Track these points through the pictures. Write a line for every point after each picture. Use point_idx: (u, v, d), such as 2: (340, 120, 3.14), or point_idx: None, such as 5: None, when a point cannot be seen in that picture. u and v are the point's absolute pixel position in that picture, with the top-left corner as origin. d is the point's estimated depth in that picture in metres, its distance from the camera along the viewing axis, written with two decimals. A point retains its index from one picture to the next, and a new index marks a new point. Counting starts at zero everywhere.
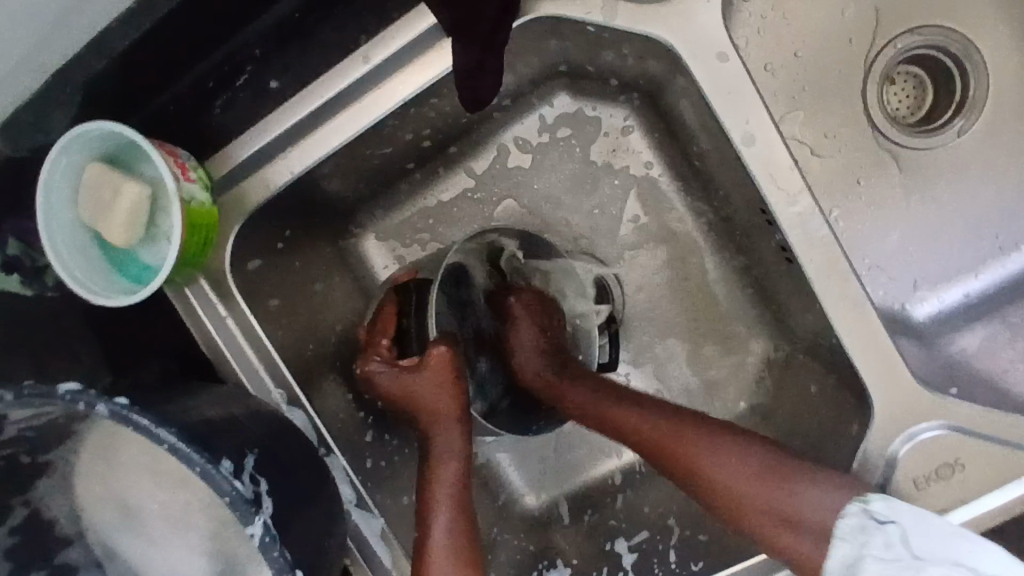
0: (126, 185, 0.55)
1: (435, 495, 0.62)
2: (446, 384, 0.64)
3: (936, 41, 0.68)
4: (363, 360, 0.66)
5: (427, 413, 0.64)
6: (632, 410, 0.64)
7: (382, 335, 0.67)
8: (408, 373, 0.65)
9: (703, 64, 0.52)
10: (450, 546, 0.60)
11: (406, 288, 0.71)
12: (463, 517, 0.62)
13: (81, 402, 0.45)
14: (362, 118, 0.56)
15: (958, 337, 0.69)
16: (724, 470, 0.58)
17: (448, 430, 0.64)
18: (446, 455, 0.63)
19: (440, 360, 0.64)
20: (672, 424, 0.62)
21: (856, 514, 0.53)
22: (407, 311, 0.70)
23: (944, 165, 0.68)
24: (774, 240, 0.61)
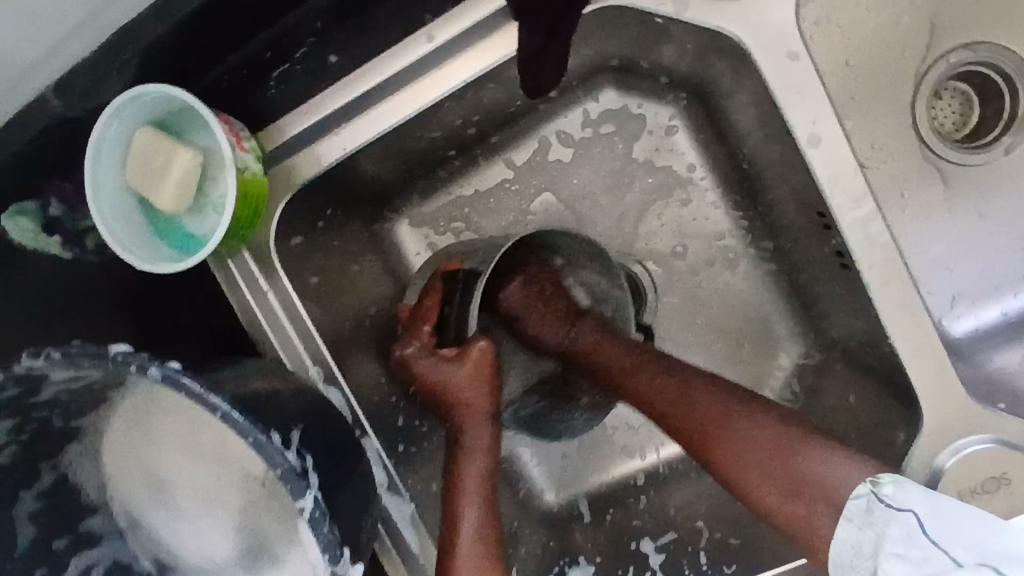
0: (178, 151, 0.55)
1: (462, 489, 0.61)
2: (483, 378, 0.63)
3: (987, 59, 0.67)
4: (403, 343, 0.65)
5: (460, 406, 0.63)
6: (641, 367, 0.64)
7: (426, 319, 0.65)
8: (447, 364, 0.63)
9: (772, 61, 0.52)
10: (477, 539, 0.59)
11: (454, 276, 0.68)
12: (491, 511, 0.61)
13: (132, 363, 0.45)
14: (419, 98, 0.56)
15: (995, 355, 0.69)
16: (739, 429, 0.58)
17: (478, 426, 0.63)
18: (475, 451, 0.62)
19: (481, 355, 0.63)
20: (684, 386, 0.61)
21: (865, 497, 0.52)
22: (451, 297, 0.68)
23: (991, 181, 0.68)
24: (828, 243, 0.61)
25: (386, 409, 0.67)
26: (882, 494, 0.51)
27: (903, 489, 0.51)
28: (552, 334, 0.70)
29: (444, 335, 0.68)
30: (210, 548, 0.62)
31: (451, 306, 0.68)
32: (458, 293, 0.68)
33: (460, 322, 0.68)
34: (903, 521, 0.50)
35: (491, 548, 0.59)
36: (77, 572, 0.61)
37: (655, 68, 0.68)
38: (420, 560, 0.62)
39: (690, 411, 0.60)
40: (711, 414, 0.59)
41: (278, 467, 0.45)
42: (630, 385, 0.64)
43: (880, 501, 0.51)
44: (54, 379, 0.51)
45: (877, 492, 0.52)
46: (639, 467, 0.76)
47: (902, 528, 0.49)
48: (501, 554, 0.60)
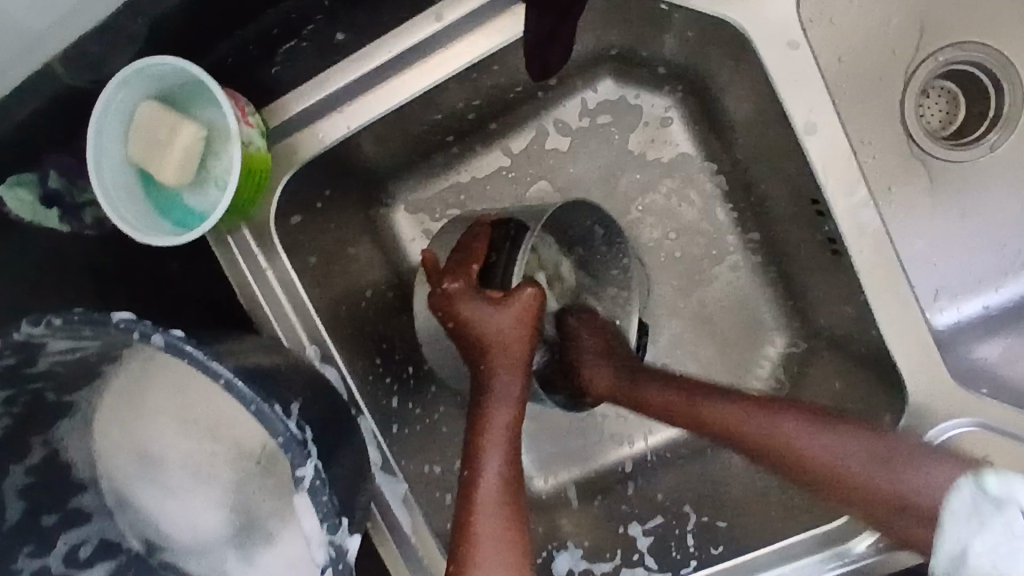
0: (183, 125, 0.55)
1: (488, 435, 0.60)
2: (525, 326, 0.61)
3: (975, 58, 0.69)
4: (448, 279, 0.62)
5: (496, 353, 0.61)
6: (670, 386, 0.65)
7: (472, 261, 0.62)
8: (492, 306, 0.61)
9: (773, 51, 0.53)
10: (499, 489, 0.58)
11: (505, 225, 0.65)
12: (514, 458, 0.60)
13: (135, 330, 0.44)
14: (426, 77, 0.56)
15: (979, 346, 0.71)
16: (814, 446, 0.58)
17: (510, 375, 0.61)
18: (503, 399, 0.61)
19: (530, 300, 0.61)
20: (768, 414, 0.60)
21: (969, 492, 0.47)
22: (499, 246, 0.65)
23: (974, 177, 0.70)
24: (820, 231, 0.62)
25: (380, 390, 0.67)
26: (984, 489, 0.46)
27: (1008, 481, 0.45)
28: (604, 373, 0.67)
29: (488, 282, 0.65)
30: (198, 529, 0.62)
31: (498, 255, 0.65)
32: (506, 244, 0.65)
33: (506, 273, 0.65)
34: (1011, 517, 0.45)
35: (511, 504, 0.58)
36: (66, 550, 0.59)
37: (653, 58, 0.69)
38: (413, 540, 0.62)
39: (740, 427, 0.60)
40: (797, 433, 0.58)
41: (279, 436, 0.45)
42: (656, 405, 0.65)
43: (987, 496, 0.46)
44: (51, 350, 0.50)
45: (980, 488, 0.47)
46: (628, 455, 0.77)
47: (1010, 525, 0.44)
48: (522, 509, 0.59)
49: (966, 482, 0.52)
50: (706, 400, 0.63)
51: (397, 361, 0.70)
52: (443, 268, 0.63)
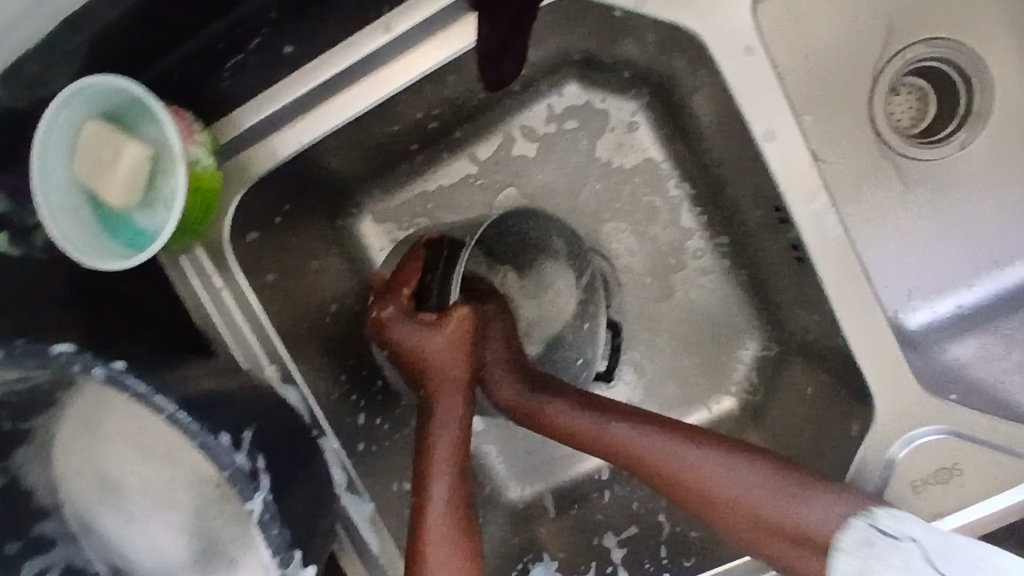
0: (127, 144, 0.53)
1: (433, 460, 0.61)
2: (462, 348, 0.63)
3: (943, 55, 0.68)
4: (379, 306, 0.64)
5: (437, 374, 0.63)
6: (594, 421, 0.62)
7: (403, 285, 0.65)
8: (425, 329, 0.63)
9: (730, 58, 0.52)
10: (446, 514, 0.60)
11: (438, 243, 0.65)
12: (462, 482, 0.61)
13: (76, 363, 0.44)
14: (382, 86, 0.55)
15: (952, 346, 0.70)
16: (715, 471, 0.58)
17: (452, 398, 0.63)
18: (449, 424, 0.62)
19: (463, 322, 0.63)
20: (671, 441, 0.60)
21: (862, 530, 0.53)
22: (434, 266, 0.66)
23: (945, 175, 0.69)
24: (784, 238, 0.61)
25: (348, 408, 0.66)
26: (878, 524, 0.53)
27: (900, 520, 0.52)
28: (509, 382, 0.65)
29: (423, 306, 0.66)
30: (166, 553, 0.60)
31: (432, 276, 0.66)
32: (440, 264, 0.66)
33: (442, 293, 0.66)
34: (905, 552, 0.50)
35: (461, 527, 0.60)
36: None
37: (617, 63, 0.68)
38: (381, 559, 0.62)
39: (654, 450, 0.60)
40: (699, 454, 0.59)
41: (227, 469, 0.44)
42: (567, 432, 0.63)
43: (879, 532, 0.52)
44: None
45: (872, 523, 0.53)
46: (605, 462, 0.76)
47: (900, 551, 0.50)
48: (473, 526, 0.61)
49: (858, 517, 0.54)
50: (602, 425, 0.62)
51: (363, 375, 0.69)
52: (377, 296, 0.65)
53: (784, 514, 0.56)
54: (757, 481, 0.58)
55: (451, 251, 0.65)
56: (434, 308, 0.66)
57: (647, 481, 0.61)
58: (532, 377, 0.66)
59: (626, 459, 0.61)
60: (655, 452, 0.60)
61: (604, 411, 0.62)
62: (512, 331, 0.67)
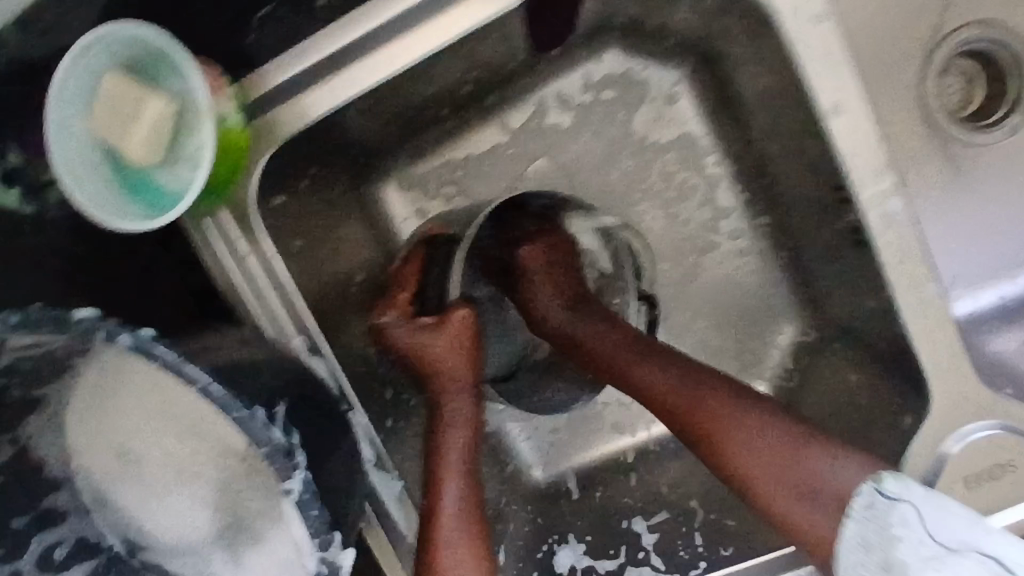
0: (151, 95, 0.50)
1: (445, 468, 0.61)
2: (461, 348, 0.65)
3: (1002, 33, 0.65)
4: (379, 313, 0.65)
5: (441, 374, 0.65)
6: (656, 361, 0.62)
7: (402, 291, 0.67)
8: (425, 331, 0.65)
9: (798, 24, 0.49)
10: (456, 515, 0.59)
11: (434, 243, 0.71)
12: (472, 479, 0.61)
13: (102, 330, 0.41)
14: (416, 46, 0.51)
15: (995, 337, 0.67)
16: (731, 411, 0.58)
17: (456, 400, 0.64)
18: (454, 422, 0.63)
19: (462, 320, 0.66)
20: (681, 375, 0.61)
21: (867, 494, 0.54)
22: (430, 270, 0.71)
23: (996, 159, 0.67)
24: (841, 221, 0.58)
25: (373, 382, 0.64)
26: (883, 491, 0.53)
27: (902, 484, 0.52)
28: (555, 313, 0.70)
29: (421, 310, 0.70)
30: (182, 530, 0.58)
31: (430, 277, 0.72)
32: (437, 264, 0.72)
33: (439, 292, 0.72)
34: (903, 513, 0.52)
35: (473, 520, 0.60)
36: (41, 551, 0.58)
37: (663, 29, 0.64)
38: (408, 540, 0.60)
39: (668, 388, 0.61)
40: (713, 397, 0.59)
41: (263, 446, 0.41)
42: (622, 373, 0.64)
43: (881, 496, 0.53)
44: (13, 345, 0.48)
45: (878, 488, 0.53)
46: (629, 445, 0.74)
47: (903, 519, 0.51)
48: (483, 527, 0.60)
49: (865, 484, 0.54)
50: (633, 358, 0.63)
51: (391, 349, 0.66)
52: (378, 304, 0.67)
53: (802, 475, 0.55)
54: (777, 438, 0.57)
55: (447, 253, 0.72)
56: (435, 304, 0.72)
57: (687, 440, 0.60)
58: (574, 304, 0.70)
59: (670, 406, 0.60)
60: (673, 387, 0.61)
61: (660, 352, 0.63)
62: (557, 250, 0.72)
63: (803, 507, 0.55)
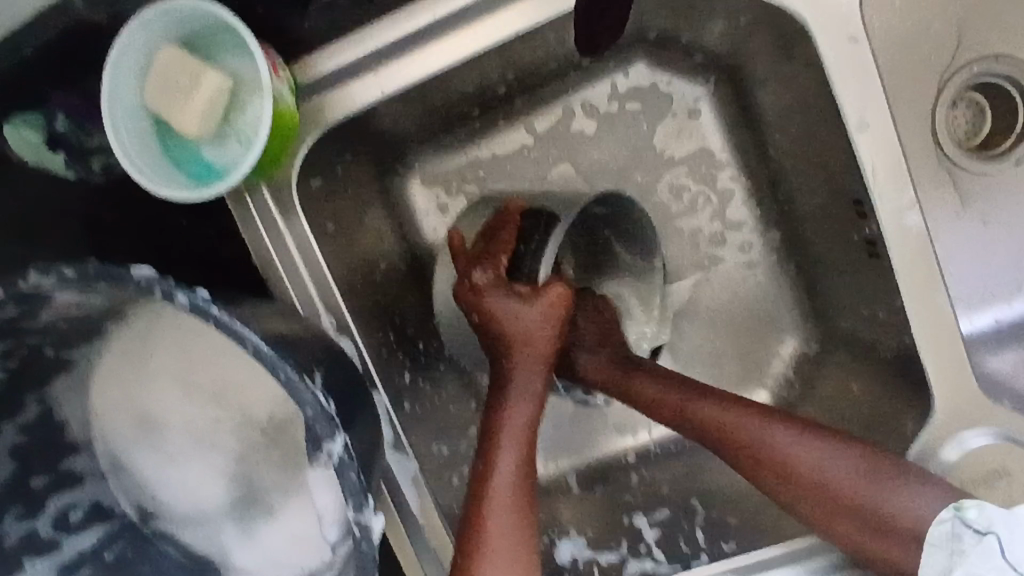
0: (207, 72, 0.52)
1: (505, 430, 0.59)
2: (552, 323, 0.59)
3: (1009, 71, 0.69)
4: (475, 270, 0.61)
5: (521, 348, 0.60)
6: (717, 398, 0.60)
7: (502, 252, 0.61)
8: (520, 302, 0.59)
9: (831, 42, 0.52)
10: (510, 486, 0.57)
11: (535, 215, 0.65)
12: (529, 459, 0.59)
13: (156, 288, 0.42)
14: (468, 43, 0.54)
15: (992, 357, 0.70)
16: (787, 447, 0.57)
17: (531, 372, 0.60)
18: (524, 398, 0.60)
19: (558, 297, 0.59)
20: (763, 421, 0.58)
21: (947, 521, 0.51)
22: (527, 238, 0.64)
23: (997, 188, 0.70)
24: (857, 231, 0.61)
25: (393, 365, 0.66)
26: (965, 518, 0.50)
27: (988, 512, 0.50)
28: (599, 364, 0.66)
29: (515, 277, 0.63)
30: (195, 498, 0.60)
31: (526, 246, 0.64)
32: (535, 236, 0.64)
33: (534, 264, 0.63)
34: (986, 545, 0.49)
35: (523, 504, 0.57)
36: (57, 512, 0.57)
37: (693, 43, 0.67)
38: (420, 521, 0.61)
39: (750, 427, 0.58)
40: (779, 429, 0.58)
41: (308, 408, 0.42)
42: (698, 414, 0.60)
43: (965, 526, 0.50)
44: (58, 302, 0.48)
45: (959, 514, 0.51)
46: (632, 445, 0.76)
47: (982, 551, 0.49)
48: (533, 504, 0.58)
49: (947, 509, 0.51)
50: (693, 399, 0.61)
51: (408, 336, 0.68)
52: (471, 258, 0.62)
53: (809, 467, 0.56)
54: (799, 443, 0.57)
55: (549, 223, 0.64)
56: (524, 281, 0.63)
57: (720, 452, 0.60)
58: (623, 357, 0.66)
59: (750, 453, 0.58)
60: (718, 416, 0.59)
61: (711, 391, 0.61)
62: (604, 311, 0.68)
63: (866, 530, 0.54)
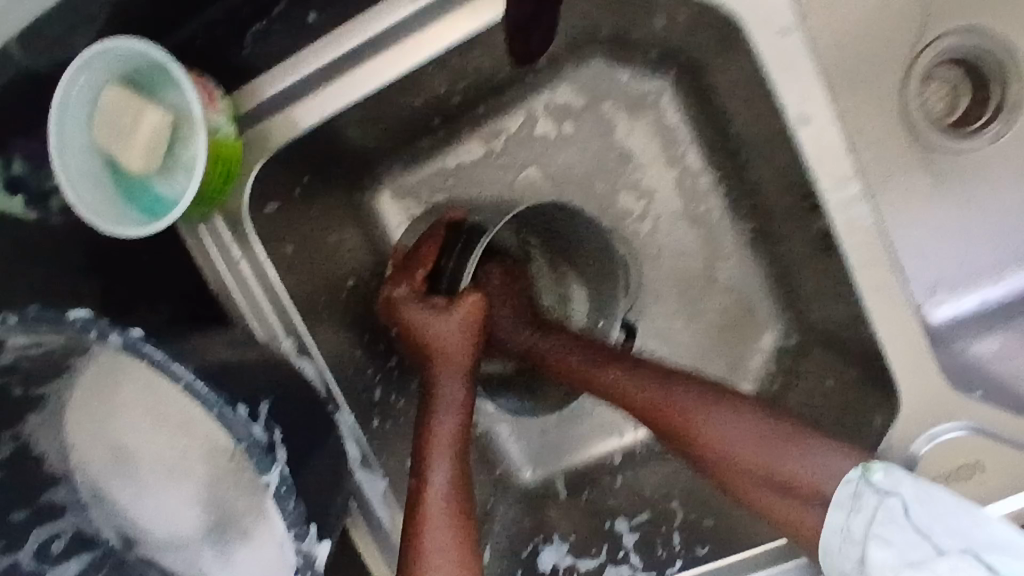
0: (148, 109, 0.53)
1: (435, 443, 0.61)
2: (470, 329, 0.65)
3: (979, 43, 0.67)
4: (394, 284, 0.66)
5: (441, 355, 0.64)
6: (637, 365, 0.64)
7: (418, 266, 0.67)
8: (434, 312, 0.64)
9: (768, 36, 0.51)
10: (447, 496, 0.59)
11: (457, 228, 0.69)
12: (462, 469, 0.60)
13: (93, 330, 0.45)
14: (405, 60, 0.54)
15: (974, 343, 0.68)
16: (717, 426, 0.59)
17: (454, 379, 0.63)
18: (450, 405, 0.62)
19: (472, 306, 0.65)
20: (701, 401, 0.60)
21: (853, 482, 0.54)
22: (449, 250, 0.69)
23: (975, 168, 0.68)
24: (815, 225, 0.60)
25: (363, 383, 0.66)
26: (870, 480, 0.54)
27: (892, 476, 0.53)
28: (518, 330, 0.70)
29: (436, 285, 0.70)
30: (175, 524, 0.60)
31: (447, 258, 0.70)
32: (456, 246, 0.69)
33: (454, 276, 0.70)
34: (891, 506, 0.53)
35: (457, 512, 0.58)
36: (37, 545, 0.60)
37: (645, 41, 0.66)
38: (392, 536, 0.62)
39: (677, 405, 0.60)
40: (693, 405, 0.60)
41: (241, 440, 0.46)
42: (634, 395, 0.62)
43: (869, 485, 0.53)
44: (15, 344, 0.50)
45: (866, 478, 0.54)
46: (618, 446, 0.75)
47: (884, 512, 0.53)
48: (471, 512, 0.60)
49: (854, 469, 0.55)
50: (670, 393, 0.61)
51: (380, 352, 0.69)
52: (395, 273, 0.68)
53: (783, 445, 0.57)
54: (751, 436, 0.58)
55: (466, 239, 0.69)
56: (445, 289, 0.70)
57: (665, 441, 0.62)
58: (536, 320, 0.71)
59: (664, 420, 0.61)
60: (651, 398, 0.62)
61: (624, 358, 0.64)
62: (511, 271, 0.74)
63: (760, 486, 0.57)
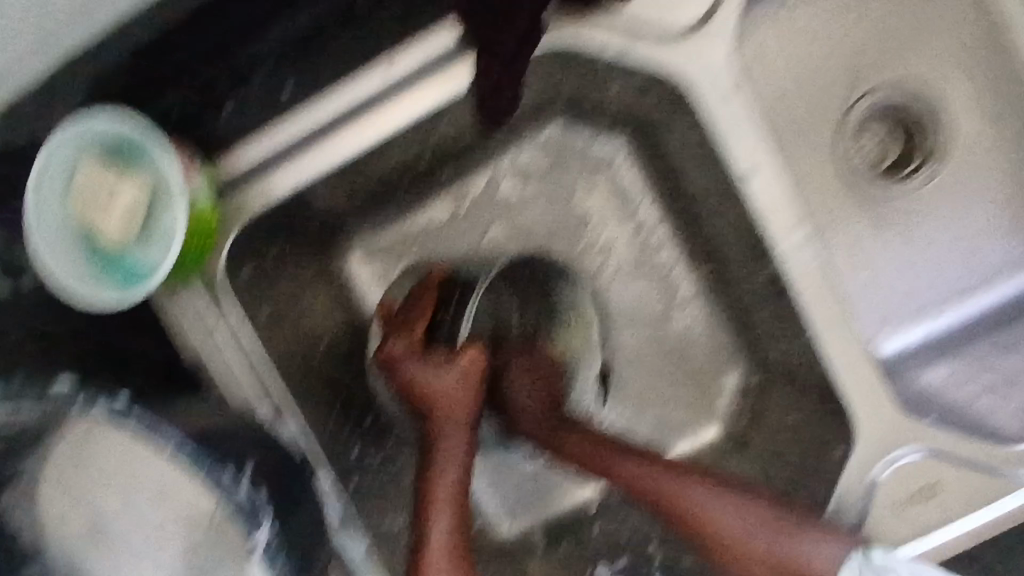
0: (127, 183, 0.55)
1: (436, 497, 0.63)
2: (470, 384, 0.65)
3: (903, 96, 0.72)
4: (393, 339, 0.66)
5: (443, 413, 0.65)
6: (635, 457, 0.66)
7: (417, 321, 0.67)
8: (435, 368, 0.65)
9: (709, 96, 0.58)
10: (449, 547, 0.61)
11: (451, 281, 0.70)
12: (463, 519, 0.63)
13: None
14: (375, 129, 0.56)
15: (928, 370, 0.73)
16: (716, 514, 0.62)
17: (456, 434, 0.65)
18: (452, 459, 0.64)
19: (472, 363, 0.66)
20: (681, 480, 0.64)
21: None
22: (446, 304, 0.69)
23: (910, 211, 0.73)
24: (764, 268, 0.64)
25: (341, 441, 0.67)
26: None
27: None
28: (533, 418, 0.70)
29: (434, 336, 0.68)
30: None
31: (444, 312, 0.69)
32: (452, 304, 0.69)
33: (453, 327, 0.69)
34: None
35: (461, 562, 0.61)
36: None
37: (600, 107, 0.68)
38: None
39: (683, 495, 0.63)
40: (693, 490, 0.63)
41: None
42: (624, 477, 0.66)
43: None
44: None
45: None
46: (593, 496, 0.76)
47: None
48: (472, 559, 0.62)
49: None
50: (680, 486, 0.64)
51: (355, 410, 0.70)
52: (390, 329, 0.68)
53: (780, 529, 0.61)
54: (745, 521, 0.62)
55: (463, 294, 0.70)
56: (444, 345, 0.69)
57: (648, 505, 0.65)
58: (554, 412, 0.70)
59: (668, 508, 0.64)
60: (642, 479, 0.65)
61: (640, 451, 0.67)
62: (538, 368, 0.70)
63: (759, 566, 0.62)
